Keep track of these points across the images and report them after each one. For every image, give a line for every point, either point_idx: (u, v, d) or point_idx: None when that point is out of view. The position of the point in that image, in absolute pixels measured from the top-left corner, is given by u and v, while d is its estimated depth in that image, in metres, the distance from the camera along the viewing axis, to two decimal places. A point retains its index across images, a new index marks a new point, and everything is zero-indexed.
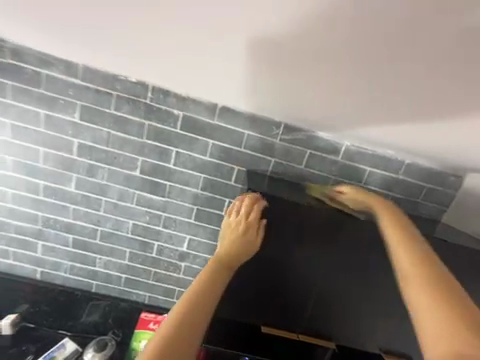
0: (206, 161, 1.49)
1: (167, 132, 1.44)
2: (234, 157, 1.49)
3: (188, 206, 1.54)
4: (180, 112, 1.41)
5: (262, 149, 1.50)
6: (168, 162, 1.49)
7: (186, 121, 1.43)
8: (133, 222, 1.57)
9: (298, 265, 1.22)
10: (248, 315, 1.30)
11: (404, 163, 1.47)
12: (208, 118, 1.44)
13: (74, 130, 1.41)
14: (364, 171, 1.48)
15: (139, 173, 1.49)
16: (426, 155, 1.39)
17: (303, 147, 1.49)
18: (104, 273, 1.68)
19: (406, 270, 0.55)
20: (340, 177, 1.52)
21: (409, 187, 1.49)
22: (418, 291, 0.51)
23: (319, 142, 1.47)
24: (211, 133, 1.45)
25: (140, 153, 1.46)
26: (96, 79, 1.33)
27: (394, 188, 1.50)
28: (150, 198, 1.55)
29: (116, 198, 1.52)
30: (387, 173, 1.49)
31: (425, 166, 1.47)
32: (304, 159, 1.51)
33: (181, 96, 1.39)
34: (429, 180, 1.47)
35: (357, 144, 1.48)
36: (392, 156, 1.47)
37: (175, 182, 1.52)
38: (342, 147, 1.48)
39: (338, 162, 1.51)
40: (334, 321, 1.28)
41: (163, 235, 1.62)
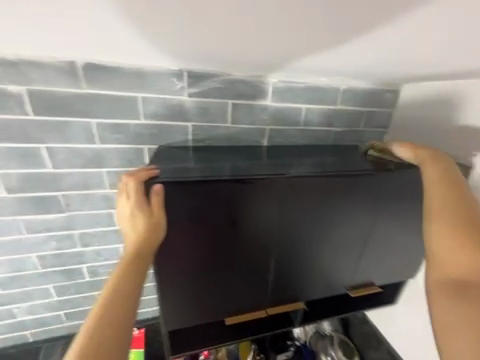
0: (101, 150, 1.20)
1: (16, 124, 1.06)
2: (144, 134, 1.20)
3: (105, 212, 1.36)
4: (22, 89, 1.01)
5: (172, 115, 1.19)
6: (45, 166, 1.16)
7: (42, 100, 1.04)
8: (39, 254, 1.37)
9: (238, 227, 0.95)
10: (192, 301, 1.08)
11: (340, 91, 1.22)
12: (73, 87, 1.05)
13: None
14: (298, 111, 1.24)
15: (9, 192, 1.18)
16: (363, 75, 1.11)
17: (223, 99, 1.18)
18: (50, 303, 1.56)
19: (445, 243, 0.59)
20: (273, 126, 1.26)
21: (350, 116, 1.27)
22: (451, 252, 0.58)
23: (242, 88, 1.17)
24: (88, 108, 1.09)
25: (20, 150, 1.10)
26: None
27: (335, 122, 1.29)
28: (48, 220, 1.29)
29: (33, 213, 1.25)
30: (325, 107, 1.24)
31: (362, 87, 1.23)
32: (227, 114, 1.21)
33: (9, 62, 0.96)
34: (367, 103, 1.26)
35: (286, 78, 1.17)
36: (328, 86, 1.21)
37: (70, 190, 1.25)
38: (268, 88, 1.18)
39: (269, 108, 1.23)
40: (295, 271, 1.15)
41: (89, 255, 1.46)
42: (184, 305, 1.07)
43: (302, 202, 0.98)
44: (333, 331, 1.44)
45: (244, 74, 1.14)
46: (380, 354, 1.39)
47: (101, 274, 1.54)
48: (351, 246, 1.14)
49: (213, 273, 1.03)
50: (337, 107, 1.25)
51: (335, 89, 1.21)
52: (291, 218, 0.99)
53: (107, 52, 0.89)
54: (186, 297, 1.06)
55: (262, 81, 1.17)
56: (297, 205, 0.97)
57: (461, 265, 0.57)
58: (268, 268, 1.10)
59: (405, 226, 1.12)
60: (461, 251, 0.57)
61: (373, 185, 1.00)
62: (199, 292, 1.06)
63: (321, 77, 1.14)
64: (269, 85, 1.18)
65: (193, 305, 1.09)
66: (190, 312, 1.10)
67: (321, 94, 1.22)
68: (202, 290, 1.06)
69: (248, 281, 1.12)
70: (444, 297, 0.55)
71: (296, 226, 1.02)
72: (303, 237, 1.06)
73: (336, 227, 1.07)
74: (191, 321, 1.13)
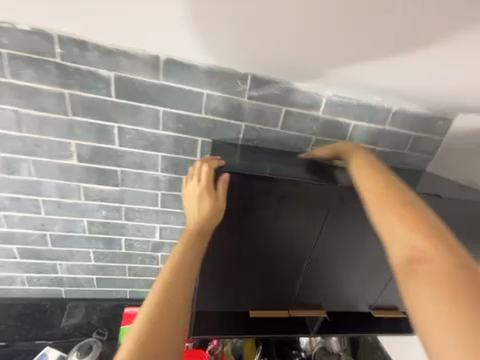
0: (160, 136, 1.32)
1: (98, 103, 1.20)
2: (200, 127, 1.31)
3: (151, 193, 1.48)
4: (109, 73, 1.14)
5: (229, 113, 1.28)
6: (112, 143, 1.31)
7: (123, 85, 1.18)
8: (88, 220, 1.51)
9: (280, 234, 1.03)
10: (222, 293, 1.17)
11: (391, 112, 1.24)
12: (151, 77, 1.18)
13: (14, 95, 1.15)
14: (347, 126, 1.28)
15: (78, 161, 1.33)
16: (420, 99, 1.14)
17: (278, 105, 1.26)
18: (86, 266, 1.71)
19: (390, 235, 0.42)
20: (320, 137, 1.30)
21: (396, 137, 1.29)
22: (402, 236, 0.41)
23: (298, 97, 1.24)
24: (159, 97, 1.22)
25: (96, 125, 1.25)
26: (23, 41, 1.05)
27: (381, 142, 1.31)
28: (103, 190, 1.44)
29: (93, 182, 1.40)
30: (374, 125, 1.28)
31: (416, 111, 1.25)
32: (279, 120, 1.29)
33: (105, 48, 1.10)
34: (417, 127, 1.27)
35: (343, 93, 1.22)
36: (381, 106, 1.24)
37: (127, 167, 1.38)
38: (322, 99, 1.24)
39: (320, 119, 1.28)
40: (321, 284, 1.20)
41: (129, 229, 1.59)
42: (211, 288, 1.15)
43: (343, 222, 1.04)
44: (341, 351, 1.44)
45: (302, 84, 1.21)
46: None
47: (135, 248, 1.66)
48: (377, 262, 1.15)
49: (247, 271, 1.12)
50: (387, 127, 1.28)
51: (387, 110, 1.24)
52: (328, 228, 1.04)
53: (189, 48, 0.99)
54: (214, 281, 1.13)
55: (319, 93, 1.23)
56: (338, 224, 1.03)
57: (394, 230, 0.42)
58: (293, 268, 1.14)
59: None
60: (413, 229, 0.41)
61: None
62: (230, 286, 1.15)
63: (375, 94, 1.17)
64: (324, 98, 1.24)
65: (220, 293, 1.17)
66: (218, 304, 1.19)
67: (373, 112, 1.25)
68: (233, 282, 1.14)
69: (276, 286, 1.19)
70: (410, 281, 0.37)
71: (332, 243, 1.08)
72: (333, 244, 1.08)
73: (370, 251, 1.11)
74: (214, 306, 1.20)
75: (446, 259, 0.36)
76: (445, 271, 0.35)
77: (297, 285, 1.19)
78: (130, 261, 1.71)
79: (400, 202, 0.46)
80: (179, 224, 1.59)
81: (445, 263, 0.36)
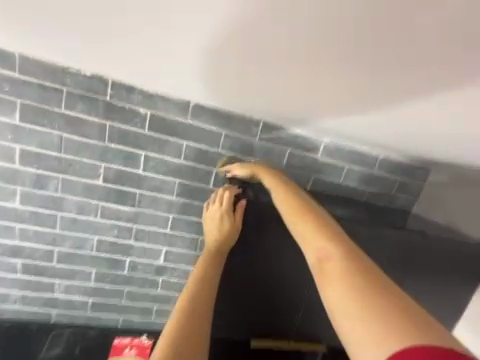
0: (180, 165, 1.50)
1: (133, 134, 1.41)
2: (216, 160, 1.50)
3: (163, 215, 1.58)
4: (147, 111, 1.38)
5: (241, 150, 1.50)
6: (137, 167, 1.47)
7: (156, 121, 1.40)
8: (98, 238, 1.57)
9: (286, 263, 1.12)
10: (228, 320, 1.19)
11: (378, 159, 1.48)
12: (180, 117, 1.42)
13: (63, 123, 1.35)
14: (341, 168, 1.50)
15: (102, 182, 1.47)
16: (400, 151, 1.40)
17: (283, 146, 1.49)
18: (83, 288, 1.67)
19: (317, 265, 0.57)
20: (319, 175, 1.51)
21: (383, 180, 1.51)
22: (311, 244, 0.61)
23: (299, 141, 1.48)
24: (184, 133, 1.44)
25: (126, 152, 1.44)
26: (83, 83, 1.30)
27: (371, 183, 1.52)
28: (119, 210, 1.53)
29: (111, 201, 1.51)
30: (364, 169, 1.50)
31: (398, 160, 1.49)
32: (284, 158, 1.51)
33: (147, 93, 1.35)
34: (400, 173, 1.50)
35: (337, 141, 1.47)
36: (370, 154, 1.48)
37: (145, 190, 1.52)
38: (321, 145, 1.48)
39: (319, 160, 1.51)
40: (322, 316, 1.24)
41: (135, 251, 1.63)
42: (220, 312, 1.17)
43: None
44: None
45: (303, 131, 1.46)
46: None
47: (138, 271, 1.67)
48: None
49: (253, 299, 1.17)
50: (376, 172, 1.50)
51: (375, 157, 1.48)
52: None
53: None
54: (223, 305, 1.16)
55: (317, 139, 1.48)
56: None
57: (309, 241, 0.62)
58: (300, 296, 1.18)
59: (430, 295, 1.21)
60: (315, 236, 0.61)
61: (407, 247, 1.14)
62: (237, 314, 1.18)
63: (364, 144, 1.42)
64: (323, 144, 1.48)
65: (226, 320, 1.19)
66: (223, 330, 1.20)
67: (362, 158, 1.49)
68: (239, 310, 1.18)
69: (279, 317, 1.21)
70: (323, 279, 0.55)
71: None
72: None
73: None
74: (219, 331, 1.20)
75: (353, 274, 0.52)
76: (354, 286, 0.50)
77: (302, 315, 1.22)
78: (130, 285, 1.69)
79: (318, 233, 0.62)
80: (184, 248, 1.65)
81: (354, 277, 0.52)
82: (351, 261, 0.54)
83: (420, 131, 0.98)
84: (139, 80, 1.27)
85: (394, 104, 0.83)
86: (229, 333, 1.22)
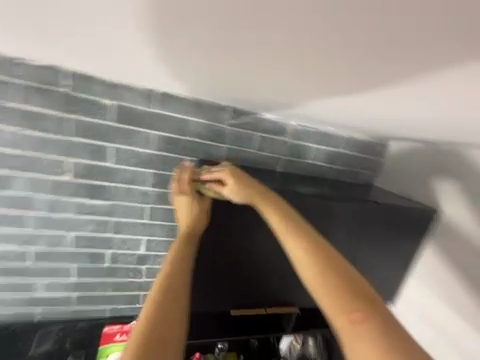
0: (152, 155, 1.39)
1: (97, 126, 1.27)
2: (189, 148, 1.44)
3: (138, 206, 1.44)
4: (112, 102, 1.25)
5: (213, 137, 1.46)
6: (106, 160, 1.34)
7: (121, 112, 1.28)
8: (73, 234, 1.37)
9: (256, 238, 1.23)
10: (207, 295, 1.28)
11: (341, 138, 1.62)
12: (147, 106, 1.32)
13: (11, 118, 1.17)
14: (309, 148, 1.60)
15: (71, 177, 1.32)
16: (359, 130, 1.53)
17: (254, 131, 1.51)
18: (48, 302, 1.44)
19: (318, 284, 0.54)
20: (290, 158, 1.59)
21: (347, 158, 1.65)
22: (334, 303, 0.52)
23: (269, 125, 1.52)
24: (153, 123, 1.35)
25: (91, 145, 1.30)
26: (30, 73, 1.13)
27: (336, 161, 1.65)
28: (91, 205, 1.39)
29: (83, 197, 1.36)
30: (330, 149, 1.62)
31: (358, 138, 1.64)
32: (257, 143, 1.53)
33: (109, 83, 1.22)
34: (361, 151, 1.65)
35: (304, 124, 1.56)
36: (334, 133, 1.60)
37: (118, 182, 1.39)
38: (289, 128, 1.55)
39: (288, 142, 1.57)
40: (293, 284, 1.38)
41: (115, 242, 1.47)
42: (200, 289, 1.26)
43: None
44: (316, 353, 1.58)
45: (271, 115, 1.49)
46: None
47: (118, 270, 1.50)
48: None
49: (229, 274, 1.27)
50: (341, 150, 1.63)
51: (338, 137, 1.61)
52: None
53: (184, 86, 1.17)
54: (202, 281, 1.26)
55: (286, 123, 1.54)
56: None
57: (327, 300, 0.53)
58: (272, 272, 1.32)
59: None
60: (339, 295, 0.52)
61: None
62: (215, 289, 1.28)
63: (329, 125, 1.50)
64: (291, 127, 1.55)
65: (205, 296, 1.28)
66: (203, 305, 1.30)
67: (327, 139, 1.61)
68: (216, 285, 1.28)
69: (255, 288, 1.33)
70: (355, 345, 0.48)
71: None
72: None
73: None
74: (199, 306, 1.29)
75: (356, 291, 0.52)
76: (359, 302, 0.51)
77: (274, 289, 1.37)
78: (114, 279, 1.51)
79: (342, 290, 0.52)
80: (166, 237, 1.56)
81: (360, 296, 0.52)
82: (379, 322, 0.49)
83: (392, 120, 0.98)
84: (95, 70, 1.11)
85: (351, 100, 0.85)
86: (209, 307, 1.31)
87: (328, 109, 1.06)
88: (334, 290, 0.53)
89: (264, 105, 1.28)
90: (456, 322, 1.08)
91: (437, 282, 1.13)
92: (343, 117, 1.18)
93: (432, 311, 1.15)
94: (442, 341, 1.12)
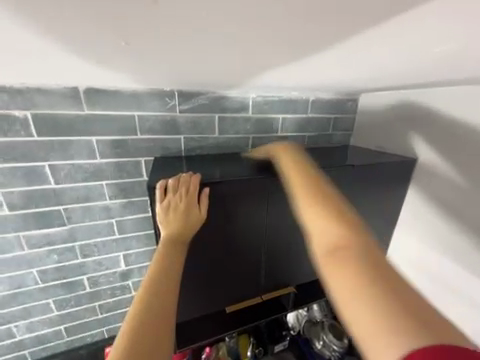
0: (101, 165, 0.95)
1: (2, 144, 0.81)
2: (140, 148, 0.99)
3: (105, 222, 1.02)
4: (25, 113, 0.80)
5: (165, 130, 1.02)
6: (48, 180, 0.89)
7: (41, 122, 0.83)
8: (37, 270, 0.98)
9: (231, 233, 1.02)
10: (192, 303, 1.13)
11: (309, 101, 1.27)
12: (72, 107, 0.85)
13: None
14: (276, 120, 1.23)
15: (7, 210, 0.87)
16: (330, 89, 1.20)
17: (210, 113, 1.08)
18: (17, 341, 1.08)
19: (315, 221, 0.31)
20: (256, 136, 1.22)
21: (320, 122, 1.34)
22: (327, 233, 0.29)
23: (229, 102, 1.11)
24: (87, 127, 0.88)
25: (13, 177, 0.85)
26: None
27: (308, 128, 1.32)
28: (47, 234, 0.95)
29: (35, 228, 0.92)
30: (299, 115, 1.27)
31: (330, 98, 1.33)
32: (215, 126, 1.12)
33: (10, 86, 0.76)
34: (334, 110, 1.36)
35: (263, 94, 1.16)
36: (299, 98, 1.24)
37: (72, 203, 0.95)
38: (249, 102, 1.15)
39: (252, 118, 1.18)
40: (286, 269, 1.23)
41: (89, 266, 1.06)
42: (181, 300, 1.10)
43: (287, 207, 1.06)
44: (323, 317, 1.39)
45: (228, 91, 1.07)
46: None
47: (90, 314, 1.16)
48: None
49: (211, 278, 1.09)
50: (309, 116, 1.30)
51: (304, 100, 1.26)
52: (273, 216, 1.05)
53: (123, 78, 0.76)
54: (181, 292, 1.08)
55: (248, 96, 1.13)
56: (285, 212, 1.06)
57: (319, 234, 0.30)
58: (262, 261, 1.15)
59: None
60: (335, 227, 0.29)
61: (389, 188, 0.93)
62: (199, 296, 1.12)
63: (293, 91, 1.13)
64: (251, 100, 1.15)
65: (190, 304, 1.13)
66: (190, 314, 1.16)
67: (292, 104, 1.24)
68: (199, 292, 1.11)
69: (245, 284, 1.18)
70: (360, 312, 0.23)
71: (285, 227, 1.10)
72: (292, 229, 1.13)
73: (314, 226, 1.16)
74: (185, 316, 1.15)
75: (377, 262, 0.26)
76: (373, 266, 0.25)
77: (268, 278, 1.21)
78: (88, 321, 1.17)
79: (333, 222, 0.30)
80: (147, 247, 1.12)
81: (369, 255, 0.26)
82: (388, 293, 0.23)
83: (410, 72, 0.64)
84: None
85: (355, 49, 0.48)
86: (197, 313, 1.17)
87: (300, 70, 0.72)
88: (330, 221, 0.30)
89: (220, 85, 0.93)
90: (464, 275, 0.73)
91: (420, 223, 0.83)
92: (319, 76, 0.88)
93: (456, 275, 0.75)
94: (446, 298, 0.78)
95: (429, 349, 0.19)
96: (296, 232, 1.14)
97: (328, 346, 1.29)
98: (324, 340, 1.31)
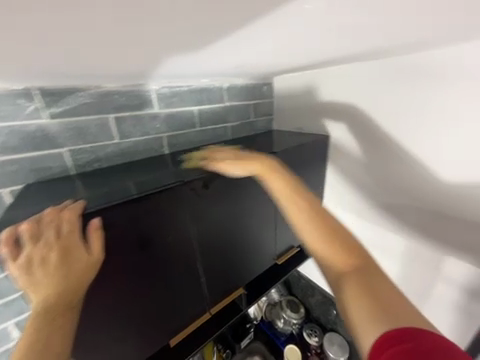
0: None
1: None
2: None
3: None
4: None
5: (33, 147, 0.61)
6: None
7: None
8: None
9: (161, 260, 0.71)
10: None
11: (224, 89, 1.10)
12: None
13: None
14: (193, 114, 1.00)
15: None
16: (245, 73, 1.05)
17: (103, 115, 0.73)
18: None
19: (300, 217, 0.41)
20: (174, 136, 0.95)
21: (240, 108, 1.20)
22: (329, 248, 0.37)
23: (131, 98, 0.78)
24: None
25: None
26: None
27: (229, 116, 1.17)
28: None
29: None
30: (216, 105, 1.09)
31: (245, 83, 1.20)
32: (113, 130, 0.76)
33: None
34: (251, 96, 1.25)
35: (170, 84, 0.88)
36: (213, 86, 1.05)
37: None
38: (152, 95, 0.84)
39: (159, 115, 0.88)
40: (237, 273, 1.06)
41: None
42: None
43: (224, 205, 0.84)
44: (281, 296, 1.37)
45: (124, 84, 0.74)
46: (317, 297, 1.36)
47: None
48: (271, 219, 1.10)
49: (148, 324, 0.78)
50: (227, 104, 1.14)
51: (219, 88, 1.08)
52: (209, 221, 0.81)
53: None
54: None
55: (147, 87, 0.82)
56: (222, 212, 0.84)
57: (322, 248, 0.38)
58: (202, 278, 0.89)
59: None
60: (329, 239, 0.38)
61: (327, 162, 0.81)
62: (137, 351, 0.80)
63: (203, 78, 0.92)
64: (153, 93, 0.84)
65: None
66: None
67: (206, 93, 1.04)
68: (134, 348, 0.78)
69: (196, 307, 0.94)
70: (363, 313, 0.31)
71: (226, 228, 0.90)
72: (235, 229, 0.94)
73: (253, 218, 1.01)
74: None
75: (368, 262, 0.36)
76: (366, 271, 0.35)
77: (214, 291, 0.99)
78: None
79: (333, 240, 0.38)
80: None
81: (359, 261, 0.36)
82: (372, 293, 0.32)
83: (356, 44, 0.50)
84: None
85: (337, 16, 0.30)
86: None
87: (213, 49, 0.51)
88: (328, 237, 0.38)
89: (108, 75, 0.61)
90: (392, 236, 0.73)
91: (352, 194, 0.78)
92: (234, 59, 0.69)
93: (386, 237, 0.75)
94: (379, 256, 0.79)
95: (397, 333, 0.28)
96: (239, 230, 0.96)
97: (289, 322, 1.27)
98: (284, 318, 1.27)
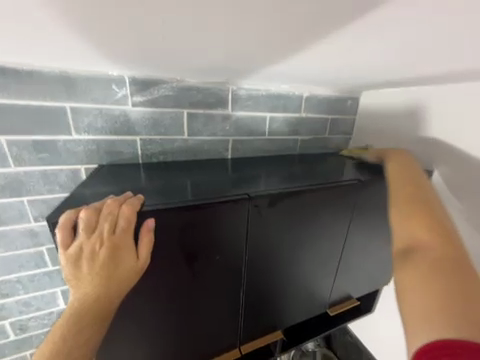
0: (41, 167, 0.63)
1: None
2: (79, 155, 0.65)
3: None
4: None
5: (115, 132, 0.68)
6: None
7: None
8: None
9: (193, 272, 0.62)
10: None
11: (303, 98, 0.87)
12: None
13: None
14: (264, 121, 0.85)
15: None
16: (334, 81, 0.78)
17: (178, 108, 0.72)
18: None
19: (413, 223, 0.47)
20: (238, 141, 0.84)
21: (318, 123, 0.93)
22: (430, 248, 0.41)
23: (207, 96, 0.74)
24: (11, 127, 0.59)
25: None
26: None
27: (300, 130, 0.92)
28: None
29: None
30: (291, 115, 0.88)
31: (328, 95, 0.90)
32: (184, 125, 0.75)
33: None
34: (334, 110, 0.93)
35: (248, 86, 0.78)
36: (292, 94, 0.85)
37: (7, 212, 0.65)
38: (229, 95, 0.77)
39: (231, 117, 0.80)
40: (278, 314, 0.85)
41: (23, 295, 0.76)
42: None
43: (284, 230, 0.68)
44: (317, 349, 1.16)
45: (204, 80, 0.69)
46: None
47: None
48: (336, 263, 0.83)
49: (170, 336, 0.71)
50: (303, 117, 0.90)
51: (298, 96, 0.86)
52: (260, 245, 0.67)
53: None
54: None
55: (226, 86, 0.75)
56: (278, 238, 0.68)
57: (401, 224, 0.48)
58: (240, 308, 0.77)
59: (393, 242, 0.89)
60: (441, 248, 0.41)
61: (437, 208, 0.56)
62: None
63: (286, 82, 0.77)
64: (230, 93, 0.77)
65: None
66: None
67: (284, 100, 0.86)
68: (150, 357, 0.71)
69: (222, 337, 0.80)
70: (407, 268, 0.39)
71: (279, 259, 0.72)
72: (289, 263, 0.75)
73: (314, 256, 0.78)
74: None
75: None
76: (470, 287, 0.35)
77: (249, 328, 0.83)
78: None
79: (442, 251, 0.40)
80: None
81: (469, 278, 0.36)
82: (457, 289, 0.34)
83: None
84: None
85: None
86: None
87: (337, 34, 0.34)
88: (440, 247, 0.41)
89: (193, 65, 0.53)
90: None
91: None
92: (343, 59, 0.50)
93: None
94: None
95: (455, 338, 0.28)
96: (294, 264, 0.76)
97: None
98: None
